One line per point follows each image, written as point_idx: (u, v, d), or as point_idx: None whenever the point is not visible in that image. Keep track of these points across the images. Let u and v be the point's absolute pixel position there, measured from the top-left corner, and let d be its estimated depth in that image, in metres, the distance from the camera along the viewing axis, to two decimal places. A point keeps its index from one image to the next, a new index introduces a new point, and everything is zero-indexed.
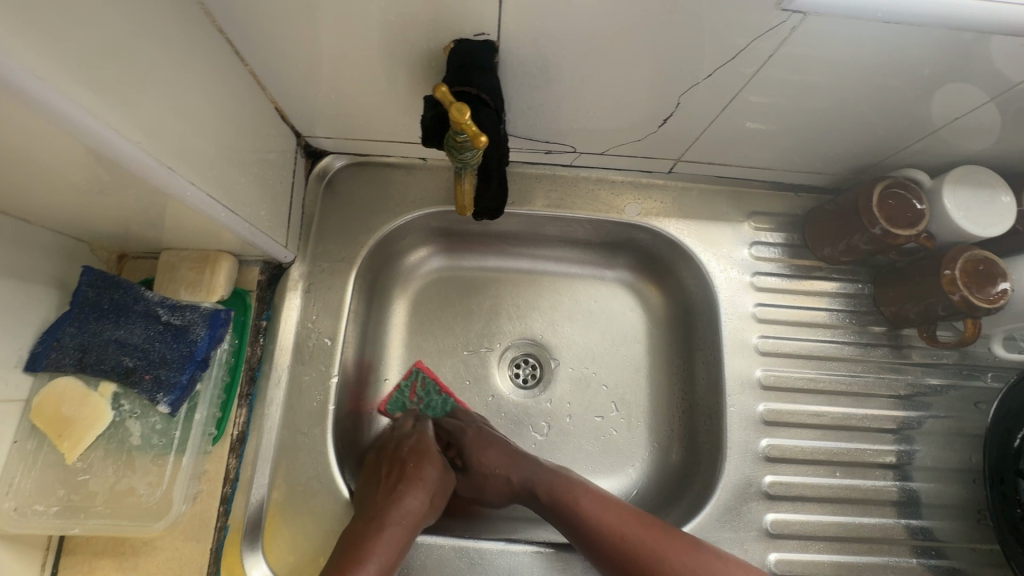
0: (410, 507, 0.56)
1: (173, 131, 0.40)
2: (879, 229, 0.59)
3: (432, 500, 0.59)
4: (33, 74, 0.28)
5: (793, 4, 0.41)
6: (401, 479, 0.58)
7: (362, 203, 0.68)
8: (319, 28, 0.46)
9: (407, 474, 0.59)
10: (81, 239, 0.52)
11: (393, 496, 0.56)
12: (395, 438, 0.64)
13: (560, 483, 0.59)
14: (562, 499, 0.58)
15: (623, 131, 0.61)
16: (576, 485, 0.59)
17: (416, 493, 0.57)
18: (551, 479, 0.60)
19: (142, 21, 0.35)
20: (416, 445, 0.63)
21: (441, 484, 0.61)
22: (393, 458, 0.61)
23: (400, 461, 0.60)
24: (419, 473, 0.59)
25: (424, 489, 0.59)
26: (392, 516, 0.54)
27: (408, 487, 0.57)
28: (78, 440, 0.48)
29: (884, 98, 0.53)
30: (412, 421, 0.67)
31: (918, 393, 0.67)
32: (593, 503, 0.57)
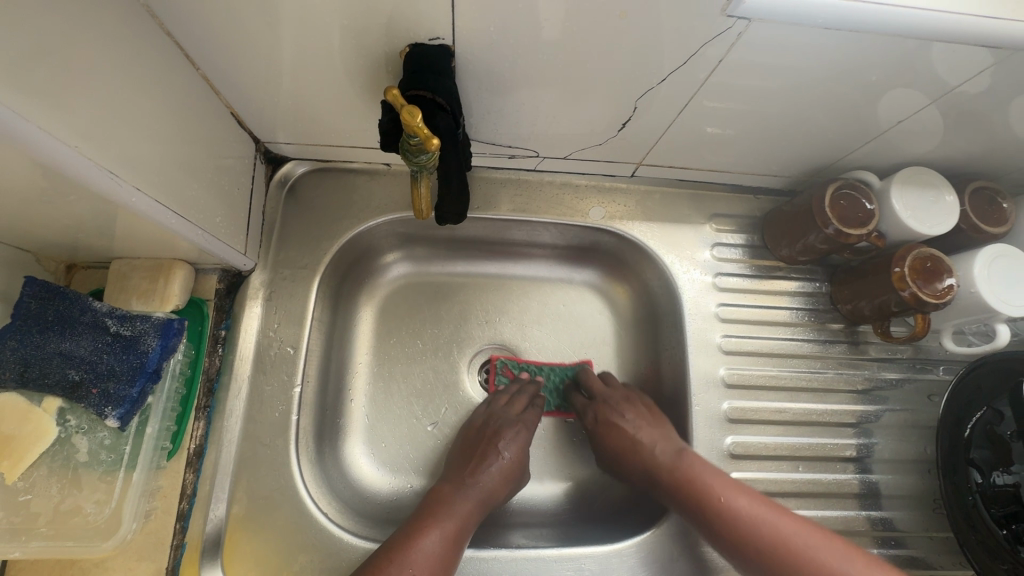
0: (488, 484, 0.61)
1: (116, 136, 0.39)
2: (832, 229, 0.61)
3: (509, 482, 0.63)
4: None
5: (736, 11, 0.42)
6: (490, 456, 0.63)
7: (325, 209, 0.67)
8: (270, 31, 0.45)
9: (487, 462, 0.62)
10: (25, 249, 0.50)
11: (478, 474, 0.61)
12: (498, 409, 0.68)
13: (690, 461, 0.60)
14: (704, 487, 0.57)
15: (585, 135, 0.61)
16: (707, 470, 0.58)
17: (500, 475, 0.62)
18: (674, 465, 0.60)
19: (78, 21, 0.34)
20: (519, 426, 0.66)
21: (524, 463, 0.65)
22: (491, 429, 0.65)
23: (493, 439, 0.64)
24: (510, 453, 0.64)
25: (499, 478, 0.62)
26: (471, 494, 0.60)
27: (486, 479, 0.61)
28: (18, 459, 0.45)
29: (833, 103, 0.54)
30: (524, 396, 0.70)
31: (876, 387, 0.69)
32: (734, 489, 0.57)
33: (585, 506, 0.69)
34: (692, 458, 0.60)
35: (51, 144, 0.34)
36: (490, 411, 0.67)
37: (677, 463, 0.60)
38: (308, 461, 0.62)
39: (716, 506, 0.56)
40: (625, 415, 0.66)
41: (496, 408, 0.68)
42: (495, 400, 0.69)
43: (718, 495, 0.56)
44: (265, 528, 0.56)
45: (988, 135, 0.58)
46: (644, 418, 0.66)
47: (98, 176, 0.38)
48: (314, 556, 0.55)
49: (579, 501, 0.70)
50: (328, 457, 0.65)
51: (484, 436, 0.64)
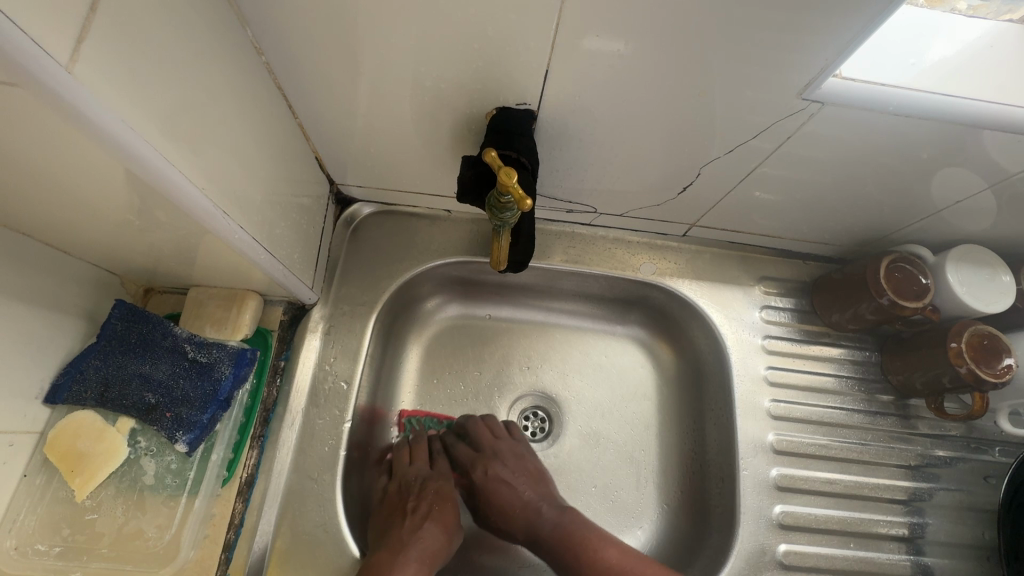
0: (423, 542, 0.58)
1: (234, 177, 0.42)
2: (887, 299, 0.62)
3: (448, 535, 0.61)
4: (131, 129, 0.30)
5: (812, 94, 0.45)
6: (417, 515, 0.61)
7: (385, 250, 0.70)
8: (372, 88, 0.49)
9: (409, 520, 0.60)
10: (113, 271, 0.53)
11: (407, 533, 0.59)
12: (404, 469, 0.66)
13: (569, 520, 0.62)
14: (579, 539, 0.60)
15: (644, 195, 0.64)
16: (587, 526, 0.62)
17: (435, 533, 0.60)
18: (561, 521, 0.62)
19: (221, 77, 0.38)
20: (435, 481, 0.66)
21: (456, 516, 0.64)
22: (406, 491, 0.63)
23: (413, 500, 0.62)
24: (433, 514, 0.62)
25: (434, 531, 0.60)
26: (414, 551, 0.56)
27: (421, 533, 0.59)
28: (90, 476, 0.47)
29: (893, 180, 0.56)
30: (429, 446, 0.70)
31: (928, 464, 0.68)
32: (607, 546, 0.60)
33: None
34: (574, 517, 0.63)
35: (192, 194, 0.37)
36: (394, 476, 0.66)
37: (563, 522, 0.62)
38: (352, 499, 0.62)
39: (592, 559, 0.59)
40: (507, 471, 0.66)
41: (400, 468, 0.67)
42: (397, 459, 0.68)
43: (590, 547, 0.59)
44: (305, 567, 0.55)
45: None
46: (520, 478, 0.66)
47: (219, 220, 0.41)
48: None
49: None
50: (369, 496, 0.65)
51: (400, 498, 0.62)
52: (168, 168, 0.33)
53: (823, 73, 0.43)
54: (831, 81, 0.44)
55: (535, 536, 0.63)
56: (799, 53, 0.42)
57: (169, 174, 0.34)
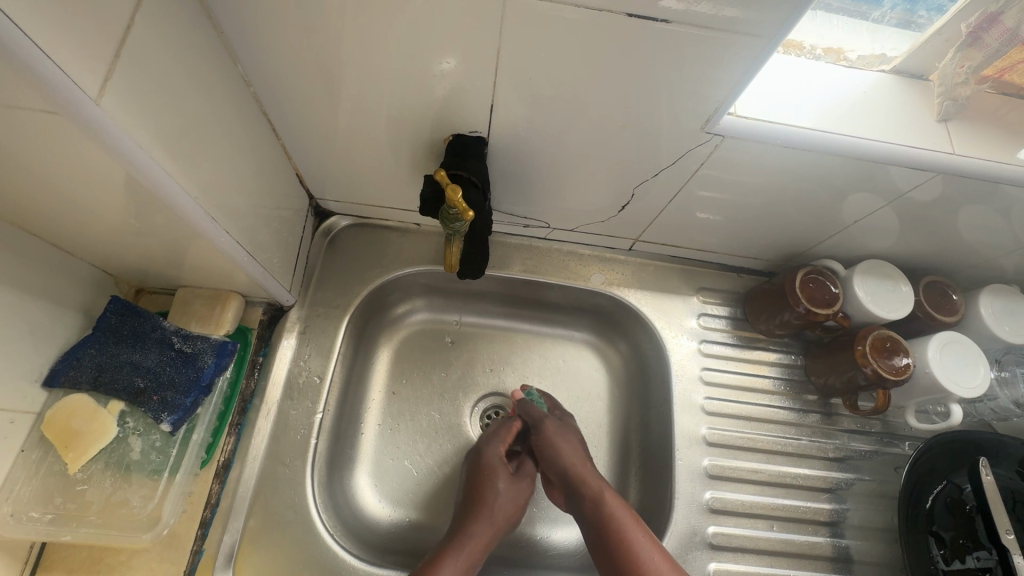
0: (501, 519, 0.67)
1: (222, 189, 0.49)
2: (803, 307, 0.70)
3: (513, 513, 0.69)
4: (139, 147, 0.37)
5: (714, 128, 0.53)
6: (497, 496, 0.68)
7: (359, 259, 0.76)
8: (346, 115, 0.57)
9: (490, 500, 0.67)
10: (109, 272, 0.59)
11: (495, 516, 0.66)
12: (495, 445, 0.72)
13: (618, 511, 0.64)
14: (618, 531, 0.62)
15: (590, 212, 0.72)
16: (630, 524, 0.62)
17: (505, 511, 0.68)
18: (608, 510, 0.64)
19: (215, 106, 0.46)
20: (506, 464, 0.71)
21: (518, 492, 0.71)
22: (494, 469, 0.70)
23: (496, 480, 0.69)
24: (513, 496, 0.70)
25: (501, 511, 0.68)
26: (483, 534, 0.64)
27: (494, 513, 0.66)
28: (82, 451, 0.53)
29: (800, 202, 0.65)
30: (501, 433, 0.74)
31: (847, 456, 0.75)
32: (647, 544, 0.61)
33: (567, 554, 0.74)
34: (622, 511, 0.64)
35: (187, 203, 0.44)
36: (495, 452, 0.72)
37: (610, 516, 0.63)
38: (322, 485, 0.67)
39: (606, 512, 0.64)
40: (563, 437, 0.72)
41: (495, 443, 0.73)
42: (498, 433, 0.74)
43: (605, 504, 0.64)
44: (276, 541, 0.60)
45: (933, 238, 0.68)
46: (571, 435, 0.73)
47: (208, 226, 0.47)
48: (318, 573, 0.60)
49: (560, 550, 0.75)
50: (337, 484, 0.70)
51: (488, 474, 0.69)
52: (167, 180, 0.40)
53: (719, 110, 0.51)
54: (728, 118, 0.53)
55: (568, 485, 0.69)
56: (699, 94, 0.50)
57: (168, 186, 0.41)
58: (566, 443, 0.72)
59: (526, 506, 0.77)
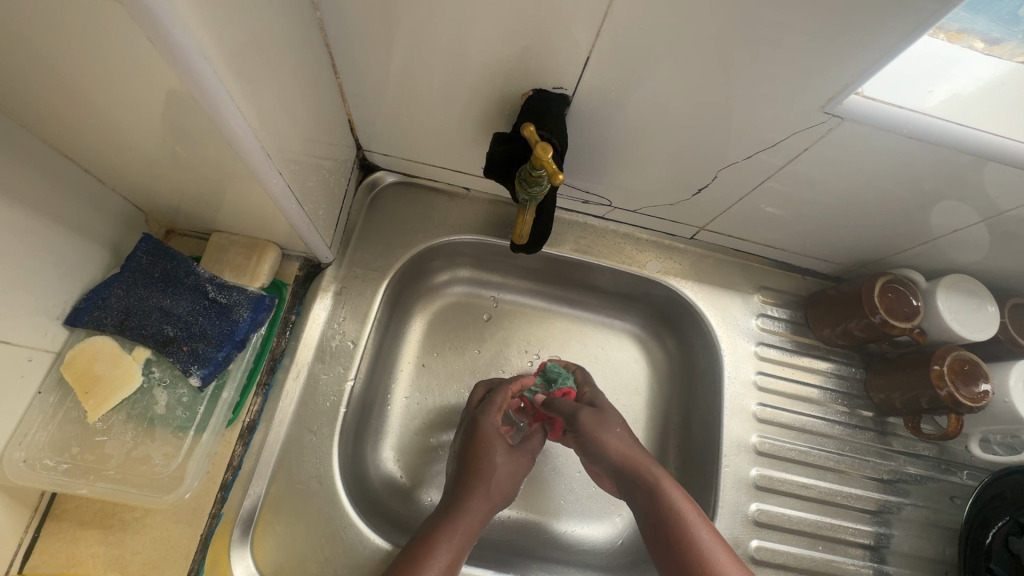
0: (496, 491, 0.61)
1: (280, 124, 0.43)
2: (879, 318, 0.64)
3: (511, 482, 0.64)
4: (206, 61, 0.31)
5: (835, 109, 0.47)
6: (490, 467, 0.62)
7: (402, 220, 0.71)
8: (417, 58, 0.51)
9: (480, 472, 0.61)
10: (141, 207, 0.54)
11: (489, 489, 0.61)
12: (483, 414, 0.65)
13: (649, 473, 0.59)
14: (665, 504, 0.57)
15: (659, 194, 0.66)
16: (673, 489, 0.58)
17: (502, 483, 0.62)
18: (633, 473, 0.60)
19: (282, 29, 0.40)
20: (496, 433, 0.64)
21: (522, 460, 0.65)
22: (489, 441, 0.63)
23: (481, 452, 0.62)
24: (513, 466, 0.64)
25: (501, 487, 0.62)
26: (476, 506, 0.59)
27: (485, 485, 0.60)
28: (103, 399, 0.48)
29: (896, 205, 0.59)
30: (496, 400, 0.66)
31: (899, 479, 0.71)
32: (681, 502, 0.57)
33: (593, 550, 0.71)
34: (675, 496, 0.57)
35: (245, 132, 0.38)
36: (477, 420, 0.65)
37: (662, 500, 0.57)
38: (347, 457, 0.63)
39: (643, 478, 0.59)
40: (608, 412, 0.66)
41: (484, 411, 0.65)
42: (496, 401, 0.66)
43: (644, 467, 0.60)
44: (298, 511, 0.56)
45: None
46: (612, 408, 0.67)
47: (263, 165, 0.42)
48: (339, 549, 0.56)
49: (586, 545, 0.71)
50: (362, 456, 0.66)
51: (479, 446, 0.63)
52: (227, 104, 0.35)
53: (847, 89, 0.45)
54: (853, 98, 0.46)
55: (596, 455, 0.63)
56: (830, 70, 0.44)
57: (228, 111, 0.35)
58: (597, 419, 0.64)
59: (551, 497, 0.73)
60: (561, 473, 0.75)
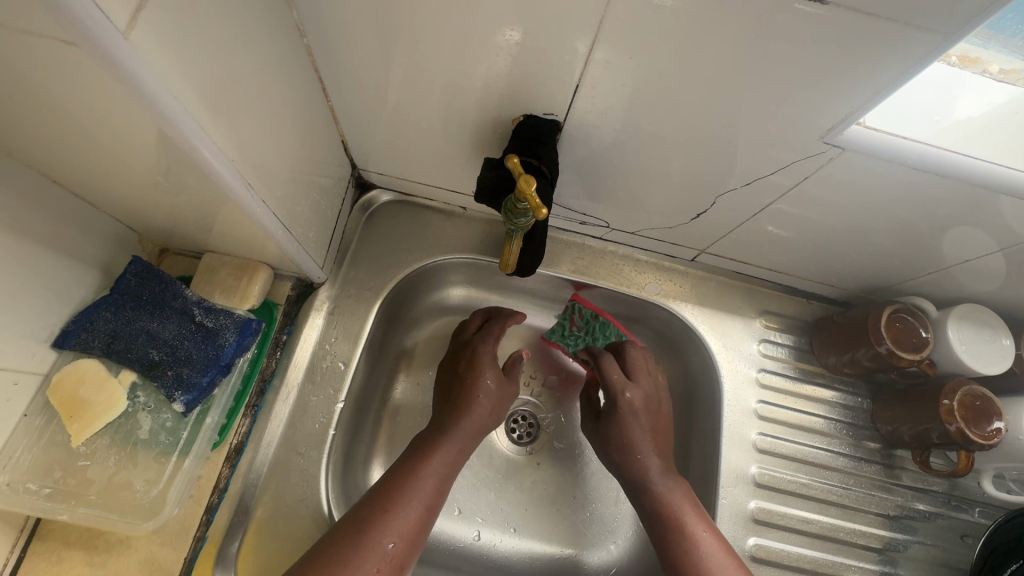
0: (482, 413, 0.62)
1: (263, 151, 0.43)
2: (885, 348, 0.62)
3: (496, 414, 0.65)
4: (177, 100, 0.31)
5: (835, 139, 0.45)
6: (476, 389, 0.63)
7: (398, 239, 0.71)
8: (407, 83, 0.50)
9: (469, 395, 0.62)
10: (134, 228, 0.55)
11: (474, 414, 0.61)
12: (480, 341, 0.67)
13: (679, 497, 0.60)
14: (671, 509, 0.59)
15: (657, 216, 0.65)
16: (689, 509, 0.59)
17: (486, 411, 0.63)
18: (654, 483, 0.62)
19: (265, 59, 0.40)
20: (488, 360, 0.65)
21: (507, 394, 0.66)
22: (482, 364, 0.65)
23: (472, 373, 0.64)
24: (499, 391, 0.65)
25: (487, 409, 0.63)
26: (461, 428, 0.60)
27: (473, 410, 0.61)
28: (87, 423, 0.49)
29: (902, 232, 0.57)
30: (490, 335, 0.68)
31: (905, 516, 0.68)
32: (689, 509, 0.59)
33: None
34: (675, 491, 0.61)
35: (223, 165, 0.37)
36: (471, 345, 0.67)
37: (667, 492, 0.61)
38: (338, 481, 0.61)
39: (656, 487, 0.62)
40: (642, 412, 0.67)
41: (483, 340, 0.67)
42: (490, 335, 0.68)
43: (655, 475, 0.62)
44: (283, 536, 0.56)
45: None
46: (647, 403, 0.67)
47: (244, 193, 0.42)
48: None
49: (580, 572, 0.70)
50: (354, 477, 0.65)
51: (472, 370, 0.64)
52: (202, 140, 0.34)
53: (847, 120, 0.43)
54: (855, 128, 0.45)
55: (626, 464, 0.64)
56: (827, 99, 0.42)
57: (203, 145, 0.35)
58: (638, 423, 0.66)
59: (546, 523, 0.72)
60: (557, 497, 0.73)
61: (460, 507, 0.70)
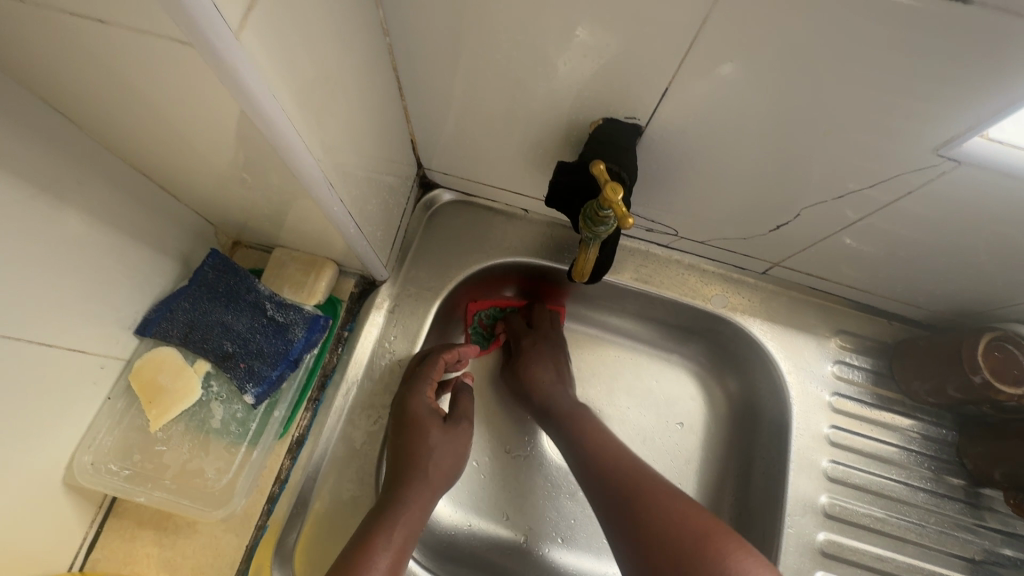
0: (435, 481, 0.57)
1: (343, 151, 0.43)
2: (980, 378, 0.56)
3: (448, 475, 0.59)
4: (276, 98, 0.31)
5: (950, 151, 0.41)
6: (426, 448, 0.58)
7: (457, 240, 0.70)
8: (483, 85, 0.50)
9: (418, 460, 0.56)
10: (210, 221, 0.56)
11: (428, 478, 0.56)
12: (421, 388, 0.60)
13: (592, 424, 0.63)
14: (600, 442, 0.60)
15: (730, 227, 0.62)
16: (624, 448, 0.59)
17: (442, 468, 0.58)
18: (572, 420, 0.64)
19: (351, 60, 0.39)
20: (432, 414, 0.60)
21: (458, 448, 0.61)
22: (424, 422, 0.59)
23: (417, 431, 0.58)
24: (453, 449, 0.60)
25: (435, 477, 0.57)
26: (413, 499, 0.54)
27: (422, 472, 0.56)
28: (165, 409, 0.50)
29: (1010, 256, 0.51)
30: (429, 376, 0.61)
31: (992, 562, 0.63)
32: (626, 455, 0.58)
33: None
34: (590, 418, 0.65)
35: (309, 165, 0.38)
36: (410, 398, 0.59)
37: (570, 409, 0.66)
38: None
39: (586, 444, 0.61)
40: (544, 368, 0.69)
41: (422, 386, 0.60)
42: (429, 375, 0.61)
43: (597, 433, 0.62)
44: (339, 532, 0.56)
45: None
46: (543, 347, 0.71)
47: (324, 192, 0.42)
48: None
49: None
50: None
51: (414, 429, 0.58)
52: (295, 140, 0.35)
53: (967, 133, 0.39)
54: (975, 140, 0.40)
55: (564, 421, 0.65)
56: (943, 110, 0.38)
57: (295, 143, 0.35)
58: (541, 363, 0.70)
59: (590, 534, 0.70)
60: None
61: (507, 513, 0.69)
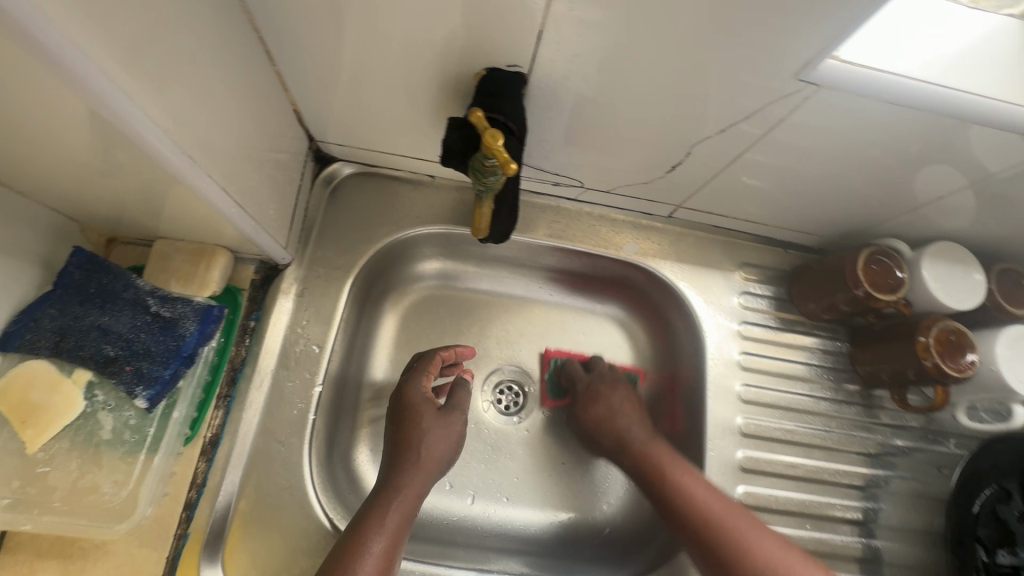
0: (430, 466, 0.55)
1: (202, 122, 0.39)
2: (862, 291, 0.62)
3: (448, 458, 0.58)
4: (83, 54, 0.27)
5: (810, 74, 0.43)
6: (422, 438, 0.56)
7: (364, 214, 0.67)
8: (356, 44, 0.47)
9: (411, 450, 0.55)
10: (74, 218, 0.51)
11: (422, 465, 0.55)
12: (416, 379, 0.60)
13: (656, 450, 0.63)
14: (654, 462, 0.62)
15: (632, 173, 0.63)
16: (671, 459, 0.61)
17: (440, 454, 0.57)
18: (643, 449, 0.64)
19: (191, 17, 0.35)
20: (428, 402, 0.59)
21: (458, 433, 0.59)
22: (417, 408, 0.58)
23: (410, 420, 0.57)
24: (448, 435, 0.58)
25: (430, 466, 0.55)
26: (410, 487, 0.53)
27: (416, 462, 0.55)
28: (42, 429, 0.47)
29: (875, 175, 0.56)
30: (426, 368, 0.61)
31: (885, 453, 0.70)
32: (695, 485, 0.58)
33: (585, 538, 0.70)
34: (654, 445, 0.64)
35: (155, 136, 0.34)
36: (405, 389, 0.59)
37: (649, 444, 0.64)
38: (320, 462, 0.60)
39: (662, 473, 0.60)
40: (612, 394, 0.68)
41: (416, 378, 0.60)
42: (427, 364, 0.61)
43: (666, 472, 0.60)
44: (269, 527, 0.54)
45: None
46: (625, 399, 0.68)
47: (185, 168, 0.38)
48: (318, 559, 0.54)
49: (579, 534, 0.70)
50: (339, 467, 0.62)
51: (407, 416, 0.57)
52: (128, 105, 0.31)
53: (822, 53, 0.41)
54: (830, 63, 0.43)
55: (625, 454, 0.65)
56: (795, 39, 0.40)
57: (131, 112, 0.32)
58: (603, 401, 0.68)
59: (534, 490, 0.71)
60: (546, 464, 0.72)
61: (451, 481, 0.69)
